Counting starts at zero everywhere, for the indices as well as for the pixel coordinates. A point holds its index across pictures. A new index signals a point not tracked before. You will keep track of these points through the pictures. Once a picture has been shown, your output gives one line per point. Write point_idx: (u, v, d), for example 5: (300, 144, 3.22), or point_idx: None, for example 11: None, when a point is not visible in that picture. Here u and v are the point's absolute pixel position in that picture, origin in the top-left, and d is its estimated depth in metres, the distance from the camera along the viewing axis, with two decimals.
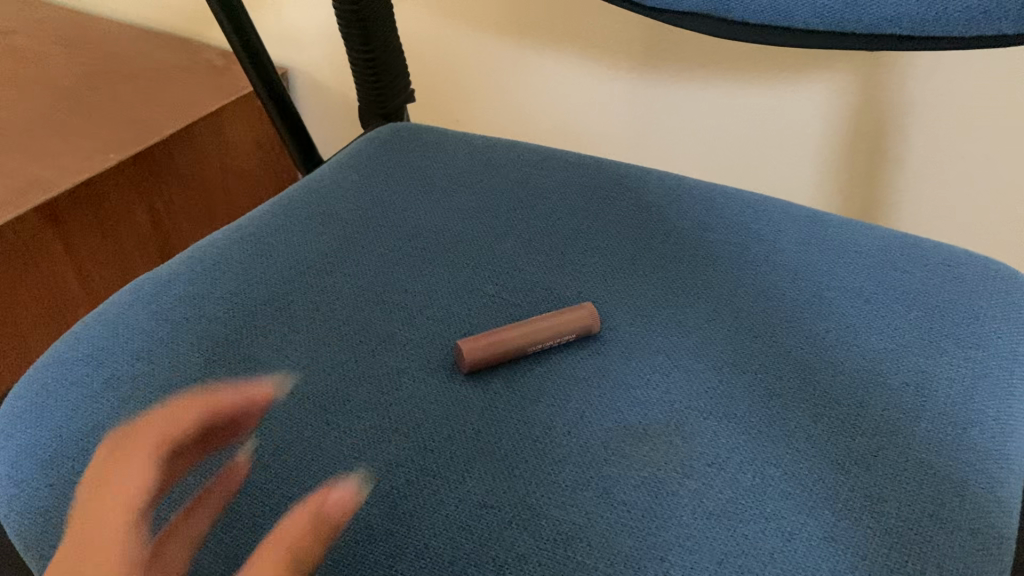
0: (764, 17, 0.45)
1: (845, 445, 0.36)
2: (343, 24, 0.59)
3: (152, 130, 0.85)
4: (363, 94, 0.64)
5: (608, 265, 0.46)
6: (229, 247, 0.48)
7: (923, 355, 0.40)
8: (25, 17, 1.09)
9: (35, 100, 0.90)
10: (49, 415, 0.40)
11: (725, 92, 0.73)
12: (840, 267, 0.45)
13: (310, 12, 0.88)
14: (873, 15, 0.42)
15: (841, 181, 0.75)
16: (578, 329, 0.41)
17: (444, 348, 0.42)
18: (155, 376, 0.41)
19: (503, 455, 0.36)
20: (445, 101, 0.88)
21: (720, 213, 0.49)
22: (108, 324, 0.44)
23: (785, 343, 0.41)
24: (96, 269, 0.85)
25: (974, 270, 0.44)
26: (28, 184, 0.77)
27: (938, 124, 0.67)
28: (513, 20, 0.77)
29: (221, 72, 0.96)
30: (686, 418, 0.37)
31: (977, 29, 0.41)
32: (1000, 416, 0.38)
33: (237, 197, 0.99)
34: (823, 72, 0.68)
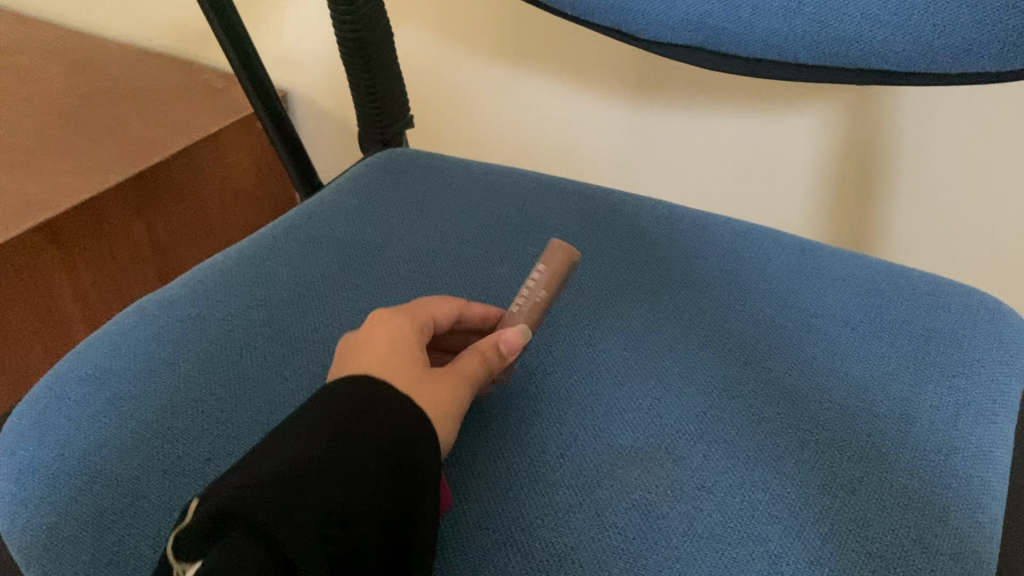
0: (756, 50, 0.46)
1: (831, 470, 0.37)
2: (345, 51, 0.61)
3: (153, 151, 0.86)
4: (363, 120, 0.65)
5: (602, 288, 0.47)
6: (230, 269, 0.49)
7: (908, 383, 0.41)
8: (28, 37, 1.10)
9: (37, 119, 0.91)
10: (53, 432, 0.40)
11: (720, 122, 0.75)
12: (828, 295, 0.46)
13: (310, 37, 0.89)
14: (859, 51, 0.43)
15: (832, 211, 0.77)
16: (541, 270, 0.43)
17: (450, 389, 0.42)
18: (157, 396, 0.41)
19: (498, 479, 0.37)
20: (443, 127, 0.90)
21: (712, 240, 0.51)
22: (111, 343, 0.45)
23: (773, 369, 0.42)
24: (95, 290, 0.86)
25: (961, 300, 0.46)
26: (29, 204, 0.78)
27: (927, 158, 0.69)
28: (509, 47, 0.79)
29: (221, 94, 0.97)
30: (676, 442, 0.38)
31: (960, 67, 0.42)
32: (983, 443, 0.38)
33: (236, 218, 1.00)
34: (813, 103, 0.69)
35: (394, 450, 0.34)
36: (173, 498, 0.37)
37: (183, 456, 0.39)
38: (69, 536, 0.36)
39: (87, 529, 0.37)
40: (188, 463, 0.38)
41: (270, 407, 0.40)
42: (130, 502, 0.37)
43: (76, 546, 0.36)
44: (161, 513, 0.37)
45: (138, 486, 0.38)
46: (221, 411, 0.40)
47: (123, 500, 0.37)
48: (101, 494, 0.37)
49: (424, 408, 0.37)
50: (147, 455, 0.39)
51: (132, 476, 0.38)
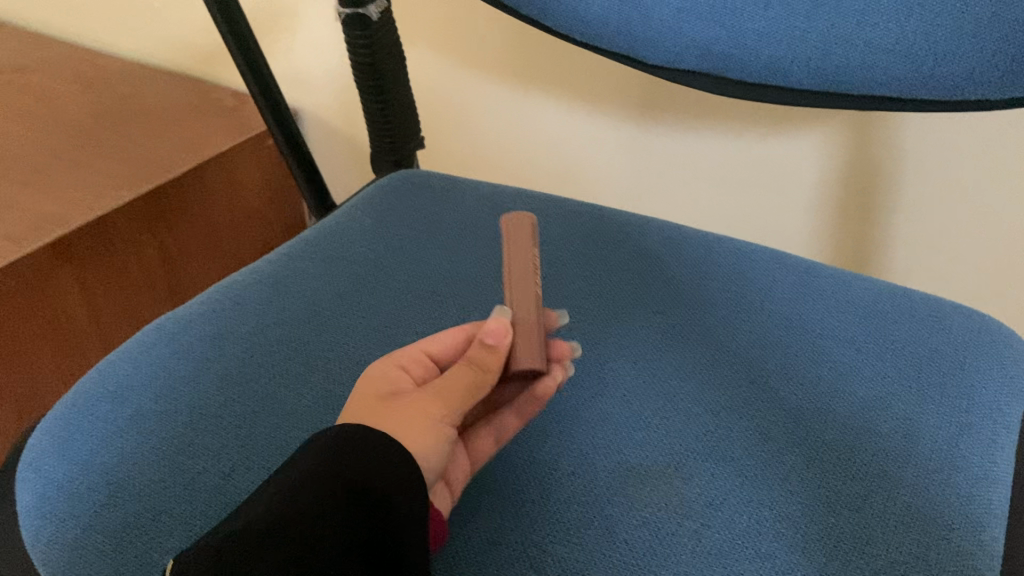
0: (761, 75, 0.47)
1: (835, 489, 0.38)
2: (358, 76, 0.62)
3: (165, 169, 0.88)
4: (375, 142, 0.66)
5: (611, 308, 0.48)
6: (247, 288, 0.50)
7: (911, 403, 0.42)
8: (42, 55, 1.12)
9: (51, 137, 0.93)
10: (76, 448, 0.41)
11: (724, 143, 0.76)
12: (833, 316, 0.47)
13: (320, 57, 0.91)
14: (862, 79, 0.44)
15: (835, 233, 0.78)
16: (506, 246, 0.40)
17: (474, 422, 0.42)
18: (177, 412, 0.42)
19: (510, 496, 0.38)
20: (451, 146, 0.91)
21: (718, 261, 0.52)
22: (132, 360, 0.46)
23: (779, 389, 0.43)
24: (107, 307, 0.87)
25: (963, 322, 0.46)
26: (43, 221, 0.79)
27: (928, 182, 0.70)
28: (516, 68, 0.80)
29: (232, 113, 0.99)
30: (685, 460, 0.39)
31: (962, 95, 0.43)
32: (984, 462, 0.39)
33: (246, 237, 1.01)
34: (816, 126, 0.71)
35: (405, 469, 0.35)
36: (194, 513, 0.38)
37: (203, 472, 0.40)
38: (93, 549, 0.37)
39: (110, 543, 0.37)
40: (208, 479, 0.39)
41: (288, 424, 0.41)
42: (153, 516, 0.38)
43: (100, 560, 0.37)
44: (183, 528, 0.38)
45: (160, 502, 0.39)
46: (240, 428, 0.41)
47: (146, 514, 0.38)
48: (124, 509, 0.38)
49: (438, 427, 0.38)
50: (168, 471, 0.40)
51: (154, 491, 0.39)
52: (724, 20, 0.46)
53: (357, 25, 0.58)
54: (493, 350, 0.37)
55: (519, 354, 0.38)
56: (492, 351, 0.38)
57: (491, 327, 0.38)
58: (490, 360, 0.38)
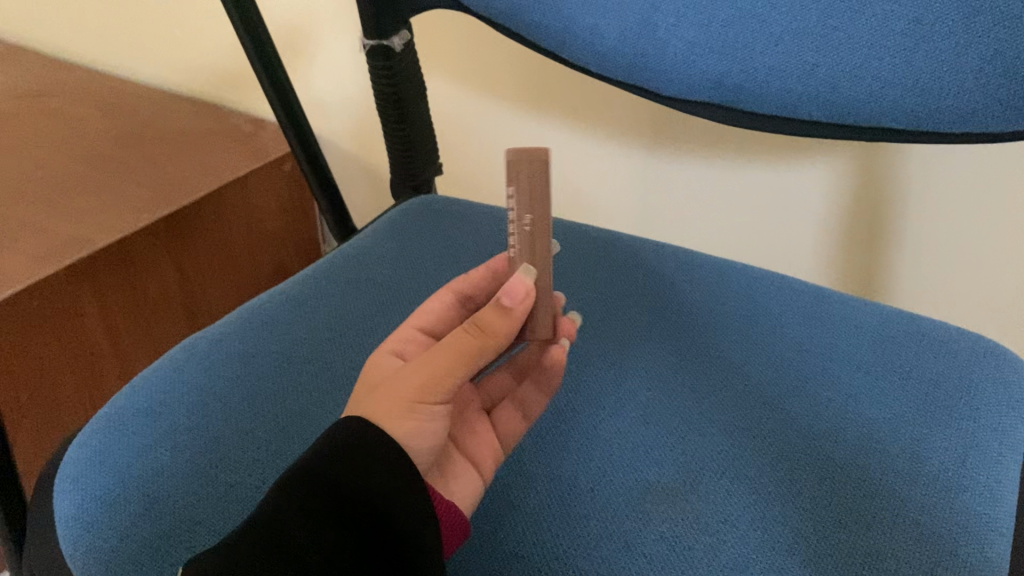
0: (772, 107, 0.49)
1: (846, 507, 0.39)
2: (381, 104, 0.64)
3: (185, 193, 0.90)
4: (396, 168, 0.68)
5: (626, 331, 0.50)
6: (275, 309, 0.52)
7: (919, 425, 0.43)
8: (64, 80, 1.15)
9: (74, 160, 0.95)
10: (111, 461, 0.43)
11: (733, 171, 0.78)
12: (841, 341, 0.48)
13: (339, 84, 0.93)
14: (870, 112, 0.46)
15: (845, 260, 0.79)
16: (517, 189, 0.37)
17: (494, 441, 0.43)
18: (208, 427, 0.44)
19: (530, 511, 0.40)
20: (465, 173, 0.93)
21: (730, 286, 0.53)
22: (165, 378, 0.47)
23: (791, 410, 0.44)
24: (127, 329, 0.88)
25: (969, 347, 0.48)
26: (67, 242, 0.81)
27: (937, 209, 0.71)
28: (531, 96, 0.82)
29: (250, 138, 1.01)
30: (700, 478, 0.41)
31: (966, 127, 0.45)
32: (989, 482, 0.41)
33: (262, 261, 1.03)
34: (826, 154, 0.72)
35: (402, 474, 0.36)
36: (228, 524, 0.39)
37: (235, 485, 0.41)
38: (130, 558, 0.39)
39: (147, 552, 0.39)
40: (240, 492, 0.41)
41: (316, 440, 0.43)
42: (188, 527, 0.39)
43: (137, 569, 0.38)
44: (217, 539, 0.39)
45: (193, 512, 0.40)
46: (269, 443, 0.43)
47: (181, 525, 0.40)
48: (160, 520, 0.40)
49: None
50: (199, 482, 0.41)
51: (188, 503, 0.40)
52: (736, 55, 0.47)
53: (380, 56, 0.60)
54: (509, 312, 0.38)
55: (531, 323, 0.40)
56: (508, 312, 0.38)
57: (511, 288, 0.38)
58: (504, 323, 0.38)
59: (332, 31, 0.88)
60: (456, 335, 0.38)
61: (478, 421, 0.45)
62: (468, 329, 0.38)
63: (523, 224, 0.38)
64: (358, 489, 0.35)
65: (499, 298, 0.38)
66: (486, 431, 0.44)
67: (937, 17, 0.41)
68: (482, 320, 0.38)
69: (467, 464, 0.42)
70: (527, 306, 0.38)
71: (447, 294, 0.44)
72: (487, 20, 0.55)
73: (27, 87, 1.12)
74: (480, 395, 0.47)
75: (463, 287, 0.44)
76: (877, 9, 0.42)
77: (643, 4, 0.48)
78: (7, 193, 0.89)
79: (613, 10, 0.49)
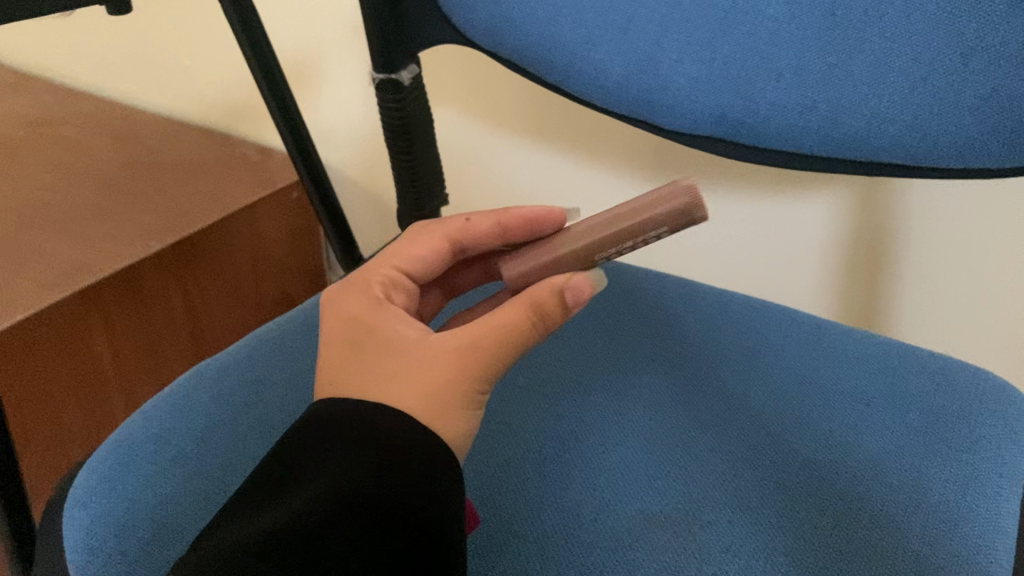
0: (772, 142, 0.50)
1: (848, 537, 0.39)
2: (390, 137, 0.65)
3: (193, 220, 0.91)
4: (403, 199, 0.69)
5: (629, 360, 0.51)
6: (283, 336, 0.53)
7: (919, 457, 0.43)
8: (74, 109, 1.16)
9: (83, 187, 0.96)
10: (120, 487, 0.43)
11: (734, 203, 0.79)
12: (841, 372, 0.49)
13: (346, 113, 0.94)
14: (869, 148, 0.47)
15: (844, 292, 0.80)
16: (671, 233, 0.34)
17: (499, 468, 0.44)
18: (217, 454, 0.44)
19: (535, 539, 0.40)
20: (470, 203, 0.94)
21: (731, 316, 0.54)
22: (174, 405, 0.48)
23: (792, 441, 0.45)
24: (133, 356, 0.89)
25: (967, 378, 0.49)
26: (75, 268, 0.82)
27: (936, 242, 0.72)
28: (536, 128, 0.84)
29: (258, 167, 1.02)
30: (703, 507, 0.41)
31: (964, 162, 0.46)
32: (990, 513, 0.41)
33: (269, 289, 1.04)
34: (826, 188, 0.74)
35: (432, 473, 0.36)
36: None
37: None
38: None
39: None
40: None
41: None
42: None
43: None
44: None
45: None
46: None
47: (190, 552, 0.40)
48: (168, 546, 0.40)
49: None
50: (208, 509, 0.42)
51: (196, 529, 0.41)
52: (737, 91, 0.48)
53: (388, 89, 0.61)
54: (568, 312, 0.36)
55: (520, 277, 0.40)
56: (567, 310, 0.37)
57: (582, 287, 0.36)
58: (560, 318, 0.37)
59: (340, 62, 0.90)
60: (520, 320, 0.37)
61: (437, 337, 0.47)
62: (533, 323, 0.37)
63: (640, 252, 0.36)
64: (382, 492, 0.34)
65: (566, 294, 0.36)
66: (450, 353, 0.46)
67: (934, 56, 0.42)
68: (546, 316, 0.36)
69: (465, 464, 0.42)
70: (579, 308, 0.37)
71: (443, 243, 0.45)
72: (493, 53, 0.56)
73: (38, 115, 1.14)
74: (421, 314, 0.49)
75: (463, 239, 0.45)
76: (875, 46, 0.43)
77: (646, 40, 0.49)
78: (17, 220, 0.90)
79: (616, 46, 0.50)
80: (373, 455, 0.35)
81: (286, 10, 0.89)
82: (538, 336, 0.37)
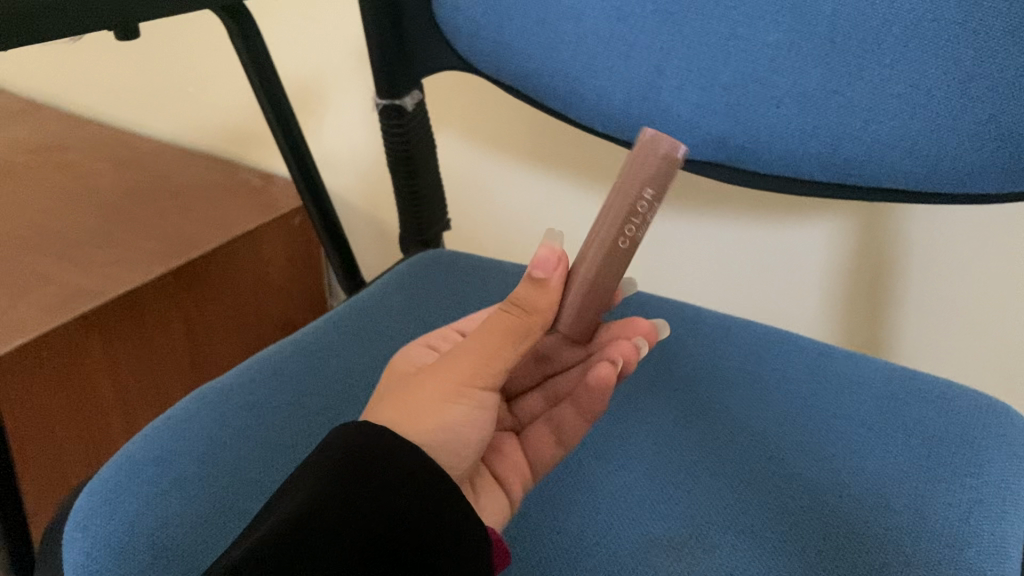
0: (773, 167, 0.51)
1: (851, 562, 0.39)
2: (393, 165, 0.65)
3: (196, 246, 0.91)
4: (405, 226, 0.69)
5: (633, 385, 0.51)
6: (286, 360, 0.53)
7: (922, 481, 0.43)
8: (80, 134, 1.17)
9: (87, 212, 0.97)
10: (122, 510, 0.43)
11: (737, 229, 0.80)
12: (845, 397, 0.49)
13: (349, 140, 0.95)
14: (870, 173, 0.47)
15: (846, 318, 0.80)
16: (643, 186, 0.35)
17: None
18: (219, 476, 0.44)
19: (536, 564, 0.40)
20: (473, 229, 0.94)
21: (734, 341, 0.54)
22: (177, 427, 0.48)
23: (795, 466, 0.44)
24: (134, 380, 0.89)
25: (971, 405, 0.48)
26: (77, 293, 0.82)
27: (938, 268, 0.72)
28: (538, 154, 0.84)
29: (260, 193, 1.03)
30: (707, 532, 0.41)
31: (965, 188, 0.46)
32: (995, 538, 0.40)
33: (269, 314, 1.04)
34: (827, 214, 0.74)
35: (436, 495, 0.35)
36: None
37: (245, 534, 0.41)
38: None
39: None
40: None
41: None
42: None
43: None
44: None
45: (204, 560, 0.40)
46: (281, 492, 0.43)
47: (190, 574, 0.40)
48: (168, 569, 0.40)
49: None
50: (209, 532, 0.41)
51: (197, 552, 0.41)
52: (738, 117, 0.49)
53: (392, 114, 0.61)
54: (541, 282, 0.38)
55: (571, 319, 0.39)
56: (540, 281, 0.38)
57: (544, 258, 0.38)
58: (539, 295, 0.38)
59: (343, 90, 0.91)
60: (500, 316, 0.39)
61: (511, 443, 0.44)
62: (513, 310, 0.38)
63: (635, 214, 0.35)
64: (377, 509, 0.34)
65: (531, 273, 0.38)
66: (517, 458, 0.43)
67: (933, 82, 0.42)
68: (521, 299, 0.38)
69: (496, 482, 0.42)
70: (562, 276, 0.38)
71: None
72: (496, 80, 0.57)
73: (43, 140, 1.15)
74: (515, 419, 0.46)
75: None
76: (875, 73, 0.43)
77: (647, 67, 0.50)
78: (20, 244, 0.90)
79: (619, 73, 0.51)
80: (369, 470, 0.35)
81: (291, 39, 0.90)
82: (535, 319, 0.38)
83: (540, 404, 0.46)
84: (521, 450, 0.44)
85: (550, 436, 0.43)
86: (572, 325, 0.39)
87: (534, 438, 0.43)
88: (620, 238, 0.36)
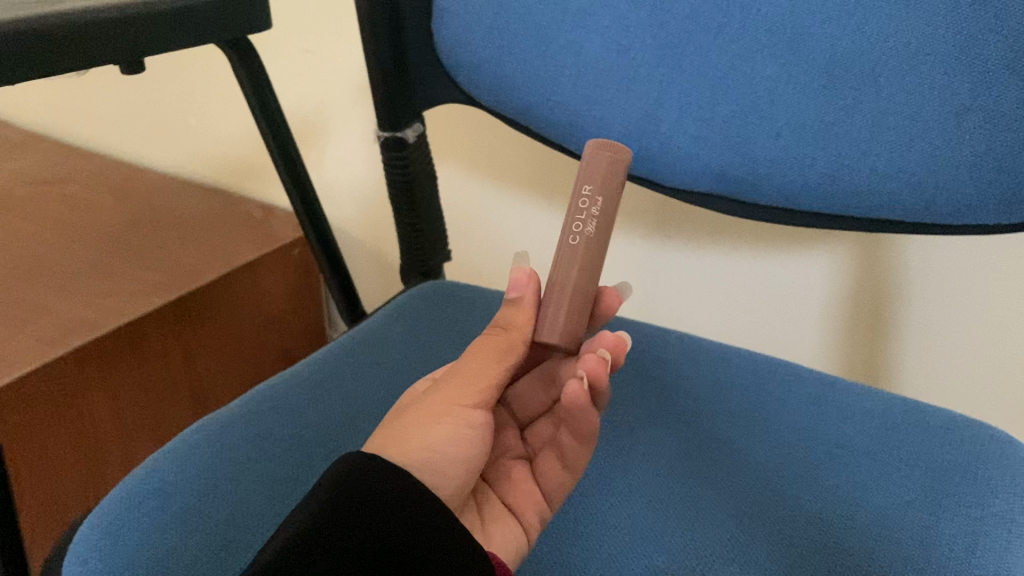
0: (772, 199, 0.51)
1: None
2: (393, 196, 0.65)
3: (196, 277, 0.91)
4: (405, 256, 0.69)
5: (634, 416, 0.51)
6: (287, 391, 0.53)
7: (926, 513, 0.43)
8: (81, 166, 1.18)
9: (87, 244, 0.97)
10: (121, 543, 0.43)
11: (734, 260, 0.80)
12: (846, 428, 0.49)
13: (349, 171, 0.96)
14: (869, 204, 0.48)
15: (846, 348, 0.80)
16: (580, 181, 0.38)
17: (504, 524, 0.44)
18: (219, 510, 0.44)
19: None
20: (472, 260, 0.95)
21: (735, 372, 0.54)
22: (177, 459, 0.48)
23: (798, 498, 0.44)
24: (133, 412, 0.88)
25: (973, 435, 0.48)
26: (78, 324, 0.82)
27: (938, 298, 0.72)
28: (537, 185, 0.85)
29: (261, 224, 1.03)
30: (710, 564, 0.40)
31: (964, 220, 0.46)
32: (1000, 570, 0.40)
33: (268, 345, 1.04)
34: (825, 245, 0.75)
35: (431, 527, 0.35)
36: None
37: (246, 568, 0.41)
38: None
39: None
40: None
41: None
42: None
43: None
44: None
45: None
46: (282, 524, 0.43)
47: None
48: None
49: None
50: (209, 566, 0.41)
51: None
52: (736, 148, 0.49)
53: (393, 147, 0.61)
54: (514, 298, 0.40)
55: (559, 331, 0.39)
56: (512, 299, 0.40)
57: (515, 279, 0.40)
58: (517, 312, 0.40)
59: (345, 122, 0.92)
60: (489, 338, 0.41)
61: (524, 475, 0.46)
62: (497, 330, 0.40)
63: (579, 210, 0.38)
64: (374, 543, 0.34)
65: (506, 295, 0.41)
66: (530, 489, 0.45)
67: (930, 115, 0.43)
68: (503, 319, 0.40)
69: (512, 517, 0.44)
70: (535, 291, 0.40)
71: None
72: (496, 113, 0.57)
73: (44, 172, 1.15)
74: (529, 446, 0.48)
75: None
76: (872, 105, 0.44)
77: (646, 100, 0.50)
78: (20, 275, 0.90)
79: (618, 106, 0.51)
80: (365, 503, 0.34)
81: (293, 72, 0.91)
82: (515, 334, 0.40)
83: (549, 429, 0.48)
84: (533, 480, 0.45)
85: (559, 465, 0.44)
86: (551, 336, 0.39)
87: (546, 469, 0.45)
88: (572, 235, 0.38)
